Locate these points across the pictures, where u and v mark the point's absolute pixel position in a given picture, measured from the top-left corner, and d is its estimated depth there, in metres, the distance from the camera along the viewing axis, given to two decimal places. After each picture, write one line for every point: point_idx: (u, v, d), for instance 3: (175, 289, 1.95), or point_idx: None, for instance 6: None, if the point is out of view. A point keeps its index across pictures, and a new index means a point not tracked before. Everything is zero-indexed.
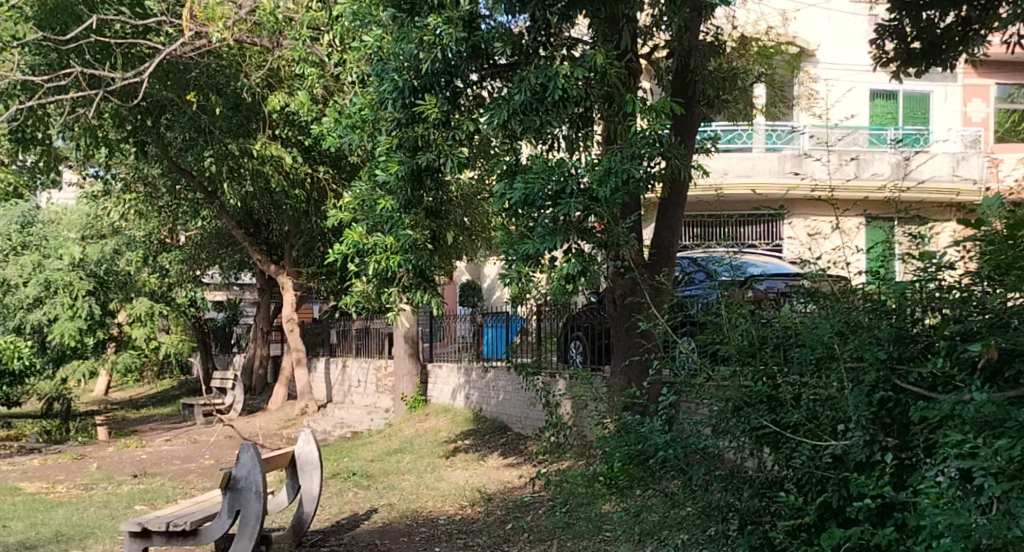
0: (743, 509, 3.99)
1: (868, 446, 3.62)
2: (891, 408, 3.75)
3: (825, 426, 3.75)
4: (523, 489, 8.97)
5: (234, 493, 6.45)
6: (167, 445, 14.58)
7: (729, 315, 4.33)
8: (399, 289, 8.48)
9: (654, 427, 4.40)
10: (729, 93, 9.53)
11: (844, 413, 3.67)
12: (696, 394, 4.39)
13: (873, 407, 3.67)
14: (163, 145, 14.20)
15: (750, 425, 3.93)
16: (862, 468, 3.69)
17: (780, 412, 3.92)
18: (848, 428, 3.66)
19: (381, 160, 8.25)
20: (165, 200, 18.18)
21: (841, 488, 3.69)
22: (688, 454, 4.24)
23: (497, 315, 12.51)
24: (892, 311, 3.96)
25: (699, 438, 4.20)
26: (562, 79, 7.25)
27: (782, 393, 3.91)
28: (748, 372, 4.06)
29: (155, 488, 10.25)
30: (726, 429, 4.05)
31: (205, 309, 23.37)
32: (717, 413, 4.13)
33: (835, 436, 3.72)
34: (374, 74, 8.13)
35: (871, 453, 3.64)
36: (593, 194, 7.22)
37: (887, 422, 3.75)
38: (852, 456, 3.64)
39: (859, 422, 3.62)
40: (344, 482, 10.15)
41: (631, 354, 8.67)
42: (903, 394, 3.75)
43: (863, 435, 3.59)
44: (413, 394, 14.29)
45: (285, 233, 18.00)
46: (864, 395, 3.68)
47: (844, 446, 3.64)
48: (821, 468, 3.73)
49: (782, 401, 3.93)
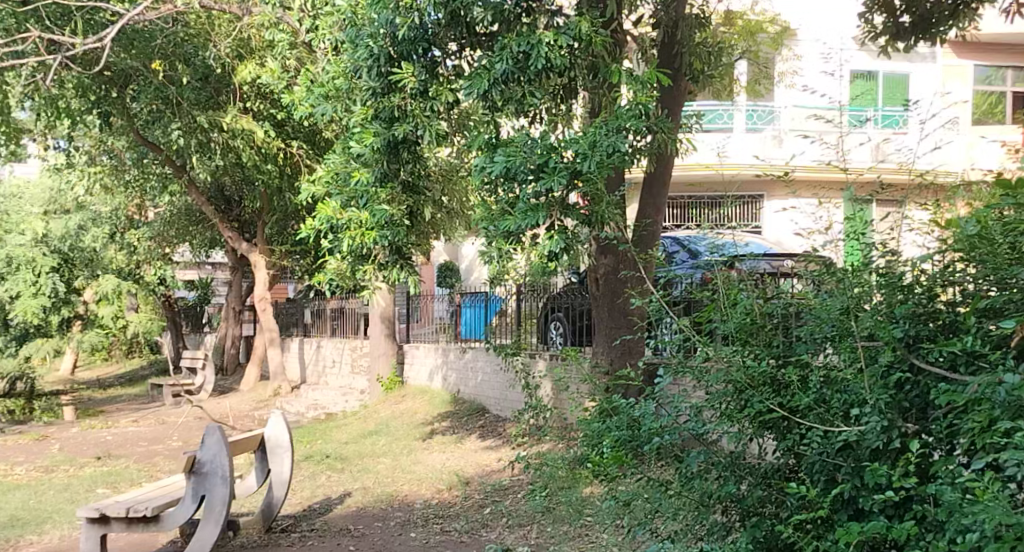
0: (744, 500, 3.36)
1: (884, 433, 2.98)
2: (909, 391, 3.07)
3: (838, 409, 3.13)
4: (502, 472, 8.74)
5: (199, 478, 6.15)
6: (133, 426, 14.22)
7: (727, 290, 3.67)
8: (375, 266, 8.16)
9: (647, 411, 3.77)
10: (715, 69, 9.28)
11: (861, 395, 3.05)
12: (691, 375, 3.72)
13: (889, 391, 3.01)
14: (127, 116, 13.78)
15: (751, 408, 3.29)
16: (880, 457, 3.04)
17: (787, 394, 3.29)
18: (863, 412, 3.04)
19: (355, 132, 7.95)
20: (132, 174, 17.76)
21: (854, 480, 3.04)
22: (684, 439, 3.62)
23: (475, 294, 12.16)
24: (906, 283, 3.20)
25: (697, 421, 3.57)
26: (545, 47, 6.96)
27: (788, 372, 3.26)
28: (752, 348, 3.44)
29: (118, 471, 9.92)
30: (725, 414, 3.42)
31: (175, 287, 22.94)
32: (713, 396, 3.50)
33: (848, 421, 3.11)
34: (348, 42, 7.83)
35: (890, 441, 2.99)
36: (576, 168, 6.93)
37: (906, 406, 3.05)
38: (867, 445, 3.00)
39: (877, 406, 2.99)
40: (317, 465, 9.88)
41: (612, 334, 8.45)
42: (923, 377, 3.05)
43: (879, 421, 2.96)
44: (389, 376, 14.02)
45: (257, 210, 17.62)
46: (879, 378, 3.04)
47: (858, 432, 3.01)
48: (830, 457, 3.10)
49: (787, 383, 3.29)
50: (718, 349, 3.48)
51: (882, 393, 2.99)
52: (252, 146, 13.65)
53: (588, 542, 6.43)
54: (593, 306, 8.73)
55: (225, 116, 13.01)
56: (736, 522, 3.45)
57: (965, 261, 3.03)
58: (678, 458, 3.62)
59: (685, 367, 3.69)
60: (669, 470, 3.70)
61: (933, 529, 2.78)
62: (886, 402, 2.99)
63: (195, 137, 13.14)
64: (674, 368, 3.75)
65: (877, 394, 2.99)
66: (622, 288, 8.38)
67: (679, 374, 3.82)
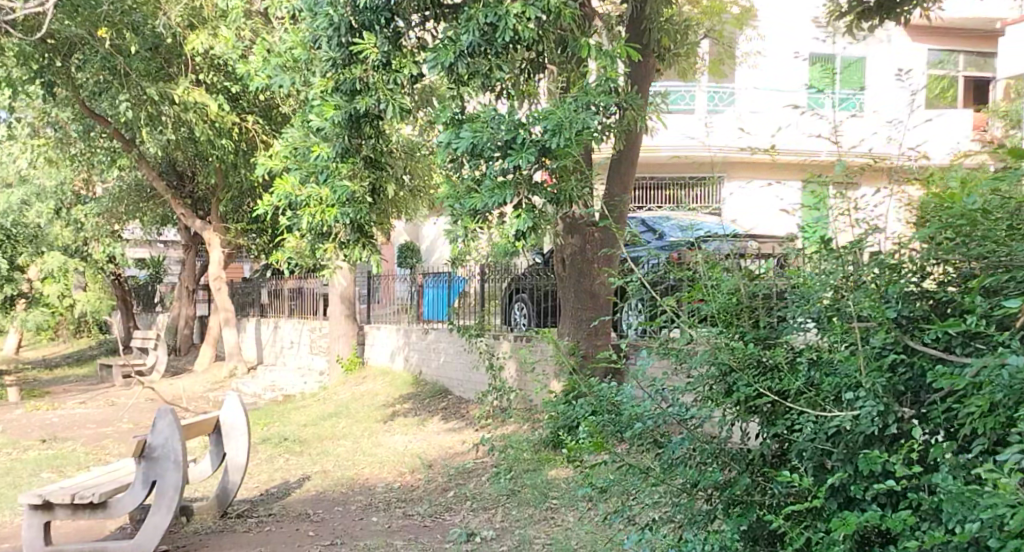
0: (731, 488, 3.26)
1: (880, 418, 2.90)
2: (903, 373, 2.98)
3: (830, 393, 3.04)
4: (465, 454, 8.59)
5: (150, 463, 5.90)
6: (81, 408, 13.81)
7: (709, 269, 3.58)
8: (336, 244, 7.93)
9: (626, 395, 3.64)
10: (682, 47, 9.16)
11: (855, 378, 2.97)
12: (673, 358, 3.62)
13: (884, 374, 2.93)
14: (73, 86, 13.48)
15: (739, 392, 3.20)
16: (873, 444, 2.97)
17: (778, 378, 3.20)
18: (857, 396, 2.95)
19: (315, 104, 7.69)
20: (79, 147, 17.22)
21: (847, 467, 2.96)
22: (667, 425, 3.49)
23: (438, 274, 11.95)
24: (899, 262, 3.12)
25: (681, 406, 3.45)
26: (513, 19, 6.74)
27: (778, 355, 3.17)
28: (739, 330, 3.35)
29: (65, 455, 9.59)
30: (710, 397, 3.34)
31: (125, 266, 22.36)
32: (699, 379, 3.41)
33: (840, 406, 3.02)
34: (307, 11, 7.57)
35: (884, 426, 2.92)
36: (544, 145, 6.76)
37: (902, 390, 2.97)
38: (861, 431, 2.92)
39: (873, 389, 2.90)
40: (275, 448, 9.65)
41: (578, 314, 8.35)
42: (917, 357, 2.96)
43: (876, 405, 2.87)
44: (350, 356, 13.77)
45: (212, 186, 17.19)
46: (874, 360, 2.96)
47: (851, 417, 2.92)
48: (823, 445, 3.01)
49: (776, 367, 3.21)
50: (703, 329, 3.40)
51: (879, 377, 2.90)
52: (205, 119, 13.32)
53: (554, 526, 6.31)
54: (559, 287, 8.61)
55: (176, 88, 12.80)
56: (720, 511, 3.33)
57: (963, 239, 2.93)
58: (659, 445, 3.48)
59: (668, 350, 3.58)
60: (648, 457, 3.54)
61: (929, 517, 2.71)
62: (883, 385, 2.90)
63: (145, 109, 12.83)
64: (656, 351, 3.64)
65: (873, 377, 2.90)
66: (588, 268, 8.27)
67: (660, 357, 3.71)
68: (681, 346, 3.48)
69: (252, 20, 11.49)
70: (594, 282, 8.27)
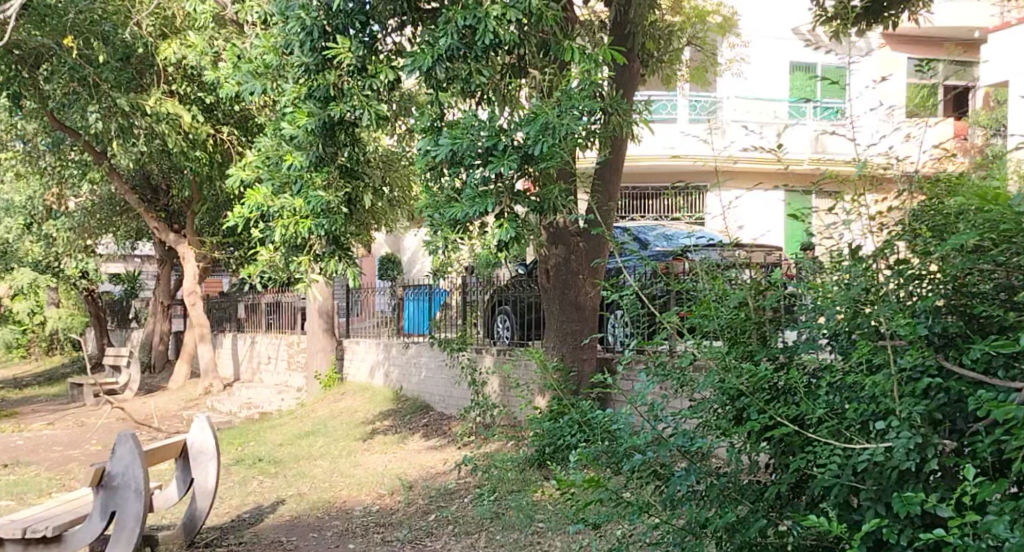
0: (748, 530, 2.98)
1: (917, 451, 2.65)
2: (937, 398, 2.74)
3: (856, 422, 2.81)
4: (447, 474, 8.26)
5: (108, 493, 5.56)
6: (48, 429, 13.41)
7: (711, 284, 3.39)
8: (310, 258, 7.61)
9: (623, 425, 3.40)
10: (667, 54, 8.89)
11: (885, 405, 2.74)
12: (677, 383, 3.40)
13: (918, 400, 2.70)
14: (40, 98, 13.20)
15: (752, 420, 2.98)
16: (908, 481, 2.71)
17: (795, 404, 2.98)
18: (889, 426, 2.71)
19: (287, 112, 7.38)
20: (48, 161, 16.87)
21: (878, 507, 2.73)
22: (673, 457, 3.23)
23: (419, 286, 11.63)
24: (925, 275, 2.91)
25: (685, 437, 3.20)
26: (493, 21, 6.48)
27: (794, 379, 2.97)
28: (748, 352, 3.17)
29: (28, 480, 9.19)
30: (720, 424, 3.13)
31: (99, 281, 21.89)
32: (708, 406, 3.19)
33: (868, 437, 2.78)
34: (280, 15, 7.28)
35: (923, 461, 2.66)
36: (526, 151, 6.52)
37: (939, 418, 2.72)
38: (894, 465, 2.67)
39: (907, 418, 2.66)
40: (250, 469, 9.29)
41: (563, 327, 8.06)
42: (955, 382, 2.73)
43: (910, 437, 2.63)
44: (328, 372, 13.43)
45: (186, 199, 16.80)
46: (906, 384, 2.73)
47: (883, 450, 2.67)
48: (850, 481, 2.75)
49: (792, 392, 3.00)
50: (708, 350, 3.21)
51: (914, 404, 2.66)
52: (178, 130, 13.04)
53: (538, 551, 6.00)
54: (542, 298, 8.32)
55: (148, 99, 12.48)
56: None
57: (1006, 245, 2.69)
58: (659, 479, 3.24)
59: (671, 374, 3.37)
60: (650, 491, 3.28)
61: None
62: (918, 414, 2.66)
63: (116, 121, 12.54)
64: (656, 375, 3.41)
65: (907, 405, 2.66)
66: (574, 279, 7.99)
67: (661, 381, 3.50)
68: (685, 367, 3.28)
69: (225, 27, 11.21)
70: (580, 294, 7.97)
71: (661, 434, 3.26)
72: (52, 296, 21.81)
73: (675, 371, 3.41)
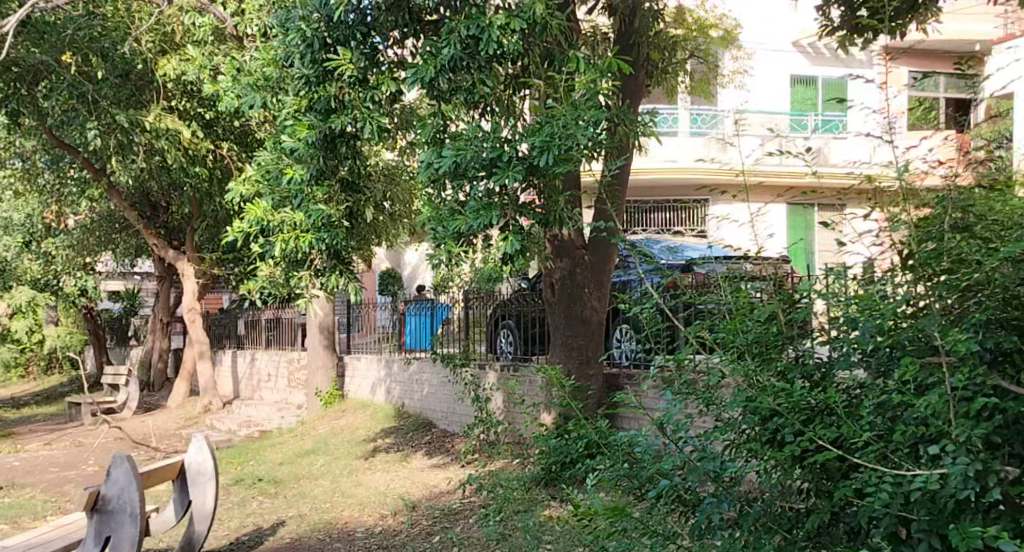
0: None
1: (976, 479, 2.50)
2: (994, 420, 2.60)
3: (904, 445, 2.68)
4: (451, 494, 8.08)
5: (104, 517, 5.46)
6: (46, 449, 13.24)
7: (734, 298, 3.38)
8: (311, 273, 7.47)
9: (644, 448, 3.39)
10: (670, 64, 8.76)
11: (937, 428, 2.60)
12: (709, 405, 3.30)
13: (975, 423, 2.56)
14: (38, 114, 13.11)
15: (790, 442, 2.85)
16: (965, 512, 2.57)
17: (835, 425, 2.83)
18: (944, 452, 2.57)
19: (287, 125, 7.25)
20: (47, 178, 16.81)
21: (932, 538, 2.58)
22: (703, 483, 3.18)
23: (420, 302, 11.48)
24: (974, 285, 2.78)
25: (716, 461, 3.15)
26: (496, 31, 6.38)
27: (832, 398, 2.82)
28: (779, 369, 3.07)
29: (24, 503, 9.02)
30: (753, 445, 3.00)
31: (97, 298, 21.75)
32: (743, 426, 3.07)
33: (919, 464, 2.64)
34: (280, 26, 7.18)
35: (981, 489, 2.52)
36: (531, 162, 6.41)
37: (997, 441, 2.57)
38: (950, 494, 2.52)
39: (964, 442, 2.52)
40: (249, 489, 9.12)
41: (569, 342, 7.88)
42: (1013, 404, 2.59)
43: (968, 464, 2.48)
44: (329, 390, 13.21)
45: (186, 215, 16.68)
46: (960, 405, 2.59)
47: (938, 476, 2.53)
48: (900, 511, 2.61)
49: (831, 411, 2.88)
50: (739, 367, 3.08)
51: (972, 428, 2.52)
52: (177, 146, 12.95)
53: None
54: (548, 312, 8.18)
55: (147, 116, 12.36)
56: None
57: None
58: (687, 504, 3.18)
59: (695, 392, 3.34)
60: (681, 519, 3.26)
61: None
62: (978, 438, 2.52)
63: (115, 136, 12.46)
64: (678, 393, 3.39)
65: (965, 429, 2.52)
66: (579, 293, 7.85)
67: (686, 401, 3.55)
68: (710, 384, 3.26)
69: (224, 42, 11.11)
70: (586, 307, 7.84)
71: (688, 458, 3.23)
72: (51, 315, 21.68)
73: (699, 389, 3.37)
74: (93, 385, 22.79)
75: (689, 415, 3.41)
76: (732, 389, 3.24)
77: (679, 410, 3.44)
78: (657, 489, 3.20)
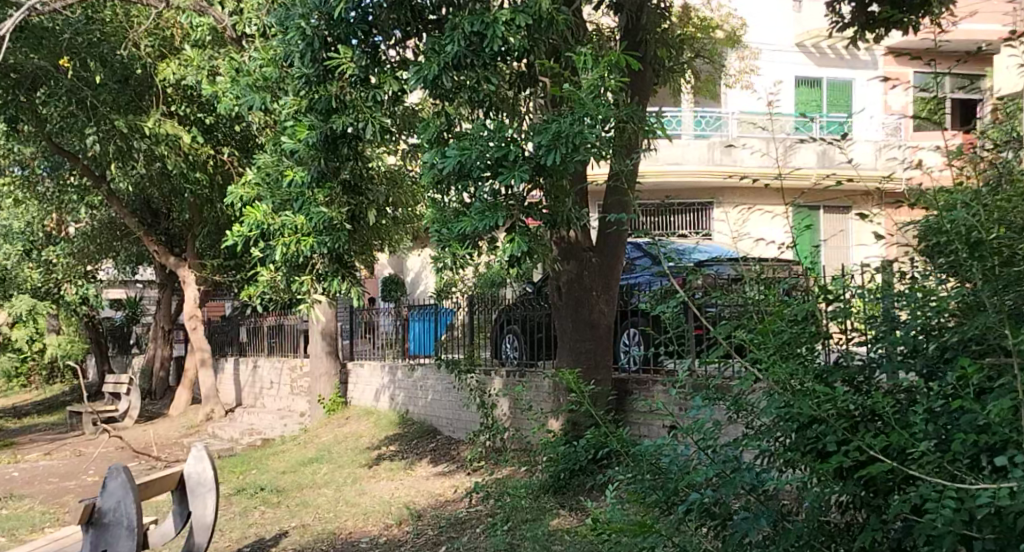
0: None
1: None
2: None
3: (965, 455, 2.62)
4: (457, 502, 7.89)
5: (98, 530, 5.31)
6: (45, 460, 13.07)
7: (762, 296, 3.45)
8: (312, 277, 7.29)
9: (671, 458, 3.34)
10: (676, 63, 8.58)
11: (1004, 437, 2.52)
12: (741, 413, 3.40)
13: None
14: (38, 121, 12.99)
15: (838, 452, 2.83)
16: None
17: (885, 433, 2.83)
18: (1013, 464, 2.45)
19: (286, 126, 7.11)
20: (47, 186, 16.74)
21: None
22: (739, 494, 3.13)
23: (424, 307, 11.33)
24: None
25: (753, 473, 3.14)
26: (501, 26, 6.23)
27: (881, 405, 2.84)
28: (820, 373, 3.17)
29: (22, 515, 8.88)
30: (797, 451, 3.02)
31: (99, 306, 21.61)
32: (788, 432, 3.05)
33: (984, 478, 2.54)
34: (280, 25, 7.04)
35: None
36: (538, 162, 6.29)
37: None
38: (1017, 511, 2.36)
39: None
40: (251, 499, 8.95)
41: (577, 347, 7.73)
42: None
43: None
44: (332, 396, 13.05)
45: (186, 221, 16.54)
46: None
47: (1006, 492, 2.38)
48: (965, 528, 2.48)
49: (880, 417, 2.89)
50: (778, 372, 3.05)
51: None
52: (176, 151, 12.81)
53: None
54: (554, 315, 8.02)
55: (146, 121, 12.24)
56: None
57: None
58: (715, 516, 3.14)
59: (725, 398, 3.42)
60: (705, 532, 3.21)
61: None
62: None
63: (114, 143, 12.34)
64: (708, 398, 3.54)
65: None
66: (586, 296, 7.69)
67: (716, 405, 3.53)
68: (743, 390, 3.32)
69: (224, 44, 10.98)
70: (593, 310, 7.66)
71: (722, 470, 3.17)
72: (54, 323, 21.55)
73: (728, 395, 3.54)
74: (94, 393, 22.64)
75: (717, 422, 3.42)
76: (765, 394, 3.26)
77: (708, 417, 3.43)
78: (688, 503, 3.17)
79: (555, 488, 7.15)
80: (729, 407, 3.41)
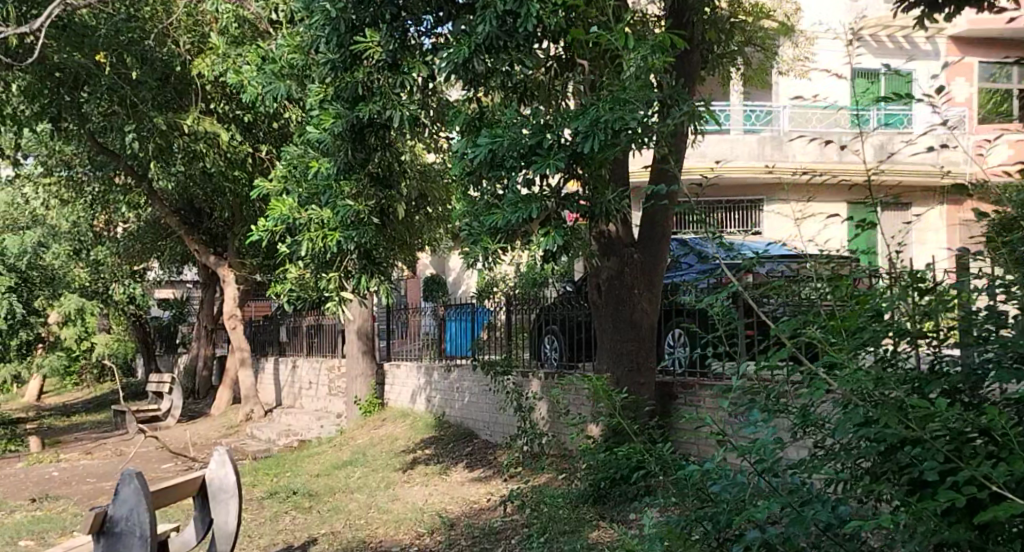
0: None
1: None
2: None
3: None
4: (493, 511, 7.51)
5: (109, 539, 5.06)
6: (85, 459, 13.01)
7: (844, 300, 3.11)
8: (340, 275, 6.82)
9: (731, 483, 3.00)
10: (725, 48, 8.08)
11: None
12: (821, 431, 3.11)
13: None
14: (80, 120, 12.90)
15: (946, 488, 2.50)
16: None
17: (1000, 460, 2.50)
18: None
19: (313, 115, 6.86)
20: (92, 186, 16.74)
21: None
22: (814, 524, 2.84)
23: (461, 306, 10.98)
24: None
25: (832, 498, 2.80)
26: (537, 5, 5.77)
27: (994, 423, 2.51)
28: (916, 384, 2.86)
29: (51, 517, 8.72)
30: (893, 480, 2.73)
31: (143, 305, 21.65)
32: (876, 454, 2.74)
33: None
34: (306, 9, 6.73)
35: None
36: (574, 149, 5.89)
37: None
38: None
39: None
40: (283, 503, 8.70)
41: (617, 349, 7.30)
42: None
43: None
44: (369, 398, 12.80)
45: (227, 220, 16.41)
46: None
47: None
48: None
49: (993, 438, 2.56)
50: (862, 388, 2.78)
51: None
52: (215, 149, 12.67)
53: None
54: (594, 314, 7.60)
55: (185, 118, 12.12)
56: None
57: None
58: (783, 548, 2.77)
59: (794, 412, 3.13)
60: None
61: None
62: None
63: (154, 140, 12.27)
64: (768, 409, 3.24)
65: None
66: (627, 295, 7.25)
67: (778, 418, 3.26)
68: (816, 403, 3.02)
69: (261, 37, 10.71)
70: (635, 310, 7.22)
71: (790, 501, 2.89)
72: (101, 323, 21.70)
73: (792, 408, 3.20)
74: (138, 392, 22.73)
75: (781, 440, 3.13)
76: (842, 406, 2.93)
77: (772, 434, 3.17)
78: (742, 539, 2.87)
79: (596, 498, 6.76)
80: (797, 422, 3.14)
